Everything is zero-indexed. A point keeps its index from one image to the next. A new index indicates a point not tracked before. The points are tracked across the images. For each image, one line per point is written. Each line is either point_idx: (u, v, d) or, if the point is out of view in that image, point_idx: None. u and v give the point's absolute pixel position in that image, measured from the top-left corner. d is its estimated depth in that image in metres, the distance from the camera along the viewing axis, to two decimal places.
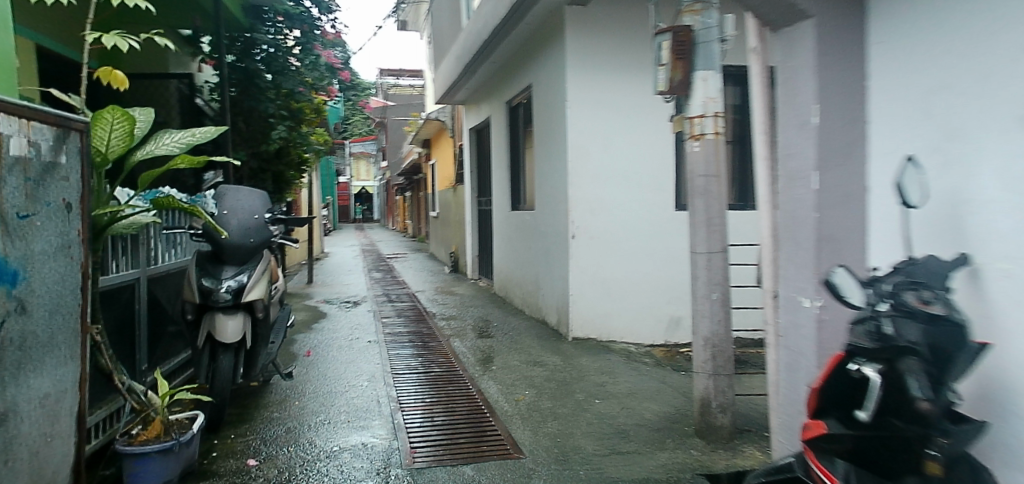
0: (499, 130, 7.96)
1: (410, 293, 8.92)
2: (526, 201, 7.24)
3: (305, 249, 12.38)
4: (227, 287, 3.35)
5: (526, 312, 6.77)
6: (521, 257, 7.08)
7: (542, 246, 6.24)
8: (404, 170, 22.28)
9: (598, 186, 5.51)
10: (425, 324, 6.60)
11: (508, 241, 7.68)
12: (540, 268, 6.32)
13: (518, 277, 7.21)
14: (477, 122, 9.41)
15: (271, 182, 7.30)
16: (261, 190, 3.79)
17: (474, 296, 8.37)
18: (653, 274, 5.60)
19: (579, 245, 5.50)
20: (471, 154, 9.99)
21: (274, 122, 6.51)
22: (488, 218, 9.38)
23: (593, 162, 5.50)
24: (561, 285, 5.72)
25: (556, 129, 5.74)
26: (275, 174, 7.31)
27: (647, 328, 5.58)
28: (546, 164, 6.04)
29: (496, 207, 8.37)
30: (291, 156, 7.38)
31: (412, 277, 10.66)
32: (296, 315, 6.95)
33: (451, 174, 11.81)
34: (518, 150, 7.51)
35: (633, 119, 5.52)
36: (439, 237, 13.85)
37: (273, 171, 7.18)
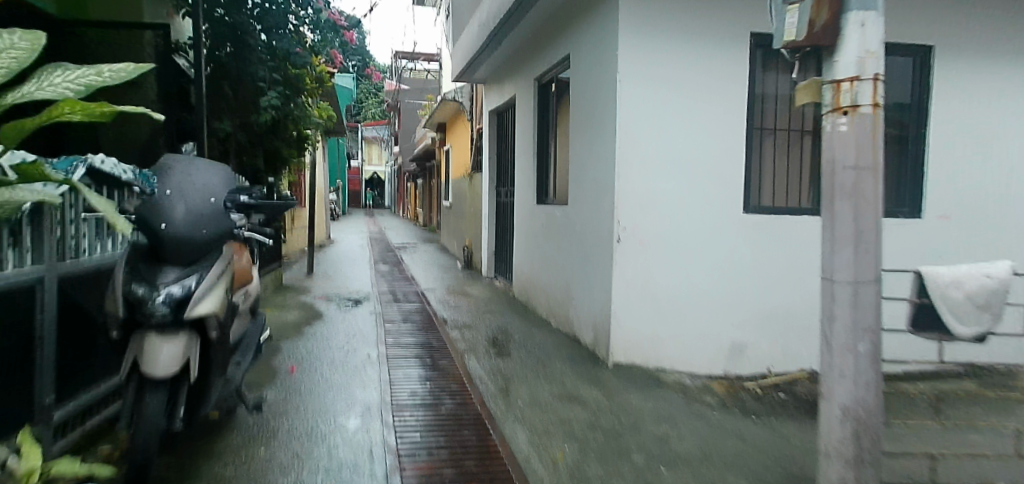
0: (525, 112, 6.95)
1: (418, 292, 7.98)
2: (555, 194, 6.26)
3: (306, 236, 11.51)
4: (165, 297, 2.35)
5: (552, 324, 5.83)
6: (547, 259, 6.10)
7: (576, 249, 5.26)
8: (417, 156, 21.40)
9: (651, 182, 4.50)
10: (434, 332, 5.66)
11: (531, 239, 6.69)
12: (572, 274, 5.34)
13: (543, 282, 6.24)
14: (499, 104, 8.40)
15: (264, 160, 6.37)
16: (224, 166, 2.80)
17: (490, 299, 7.44)
18: (712, 291, 4.64)
19: (625, 253, 4.50)
20: (491, 138, 9.01)
21: (265, 87, 5.54)
22: (508, 211, 8.41)
23: (647, 149, 4.47)
24: (599, 298, 4.75)
25: (599, 109, 4.73)
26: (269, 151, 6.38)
27: (702, 356, 4.64)
28: (585, 152, 5.04)
29: (517, 200, 7.39)
30: (288, 132, 6.44)
31: (421, 273, 9.74)
32: (288, 315, 6.06)
33: (467, 161, 10.82)
34: (547, 135, 6.51)
35: (697, 99, 4.50)
36: (451, 229, 12.92)
37: (267, 147, 6.25)
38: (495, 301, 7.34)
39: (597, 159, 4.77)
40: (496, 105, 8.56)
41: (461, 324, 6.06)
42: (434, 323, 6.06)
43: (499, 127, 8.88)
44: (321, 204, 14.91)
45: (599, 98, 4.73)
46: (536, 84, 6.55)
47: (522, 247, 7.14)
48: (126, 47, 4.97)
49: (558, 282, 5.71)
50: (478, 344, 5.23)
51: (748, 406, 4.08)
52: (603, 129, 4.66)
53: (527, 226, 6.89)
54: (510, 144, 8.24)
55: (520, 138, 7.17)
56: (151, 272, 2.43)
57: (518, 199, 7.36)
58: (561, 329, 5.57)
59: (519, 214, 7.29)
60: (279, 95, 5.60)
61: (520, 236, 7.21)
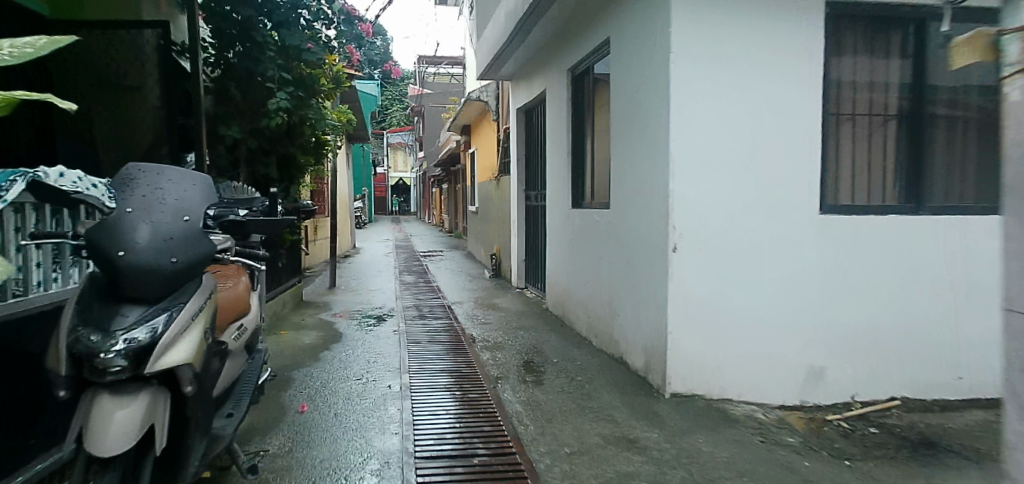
0: (557, 106, 6.36)
1: (445, 305, 7.46)
2: (592, 196, 5.66)
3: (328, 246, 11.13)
4: (124, 345, 1.83)
5: (593, 343, 5.21)
6: (586, 270, 5.49)
7: (621, 259, 4.64)
8: (441, 161, 20.99)
9: (712, 181, 3.84)
10: (462, 354, 5.11)
11: (566, 247, 6.09)
12: (617, 288, 4.72)
13: (581, 294, 5.64)
14: (527, 100, 7.83)
15: (278, 168, 5.94)
16: (202, 175, 2.31)
17: (521, 312, 6.87)
18: (784, 307, 3.95)
19: (682, 265, 3.84)
20: (519, 138, 8.45)
21: (273, 88, 5.07)
22: (538, 216, 7.84)
23: (707, 143, 3.81)
24: (651, 317, 4.11)
25: (647, 98, 4.10)
26: (282, 158, 5.94)
27: (772, 383, 3.97)
28: (630, 148, 4.42)
29: (550, 203, 6.80)
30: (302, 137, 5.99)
31: (448, 283, 9.24)
32: (305, 336, 5.59)
33: (493, 162, 10.28)
34: (582, 131, 5.90)
35: (765, 80, 3.83)
36: (478, 235, 12.40)
37: (280, 154, 5.81)
38: (528, 314, 6.75)
39: (646, 155, 4.14)
40: (525, 102, 8.00)
41: (492, 342, 5.50)
42: (464, 344, 5.49)
43: (528, 126, 8.32)
44: (345, 212, 14.59)
45: (647, 84, 4.09)
46: (570, 74, 5.95)
47: (556, 255, 6.55)
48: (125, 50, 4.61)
49: (600, 296, 5.10)
50: (512, 368, 4.65)
51: (838, 447, 3.39)
52: (653, 119, 4.02)
53: (561, 232, 6.30)
54: (541, 143, 7.66)
55: (552, 136, 6.58)
56: (107, 312, 1.91)
57: (550, 202, 6.77)
58: (605, 350, 4.95)
59: (551, 219, 6.70)
60: (289, 97, 5.15)
61: (553, 243, 6.61)
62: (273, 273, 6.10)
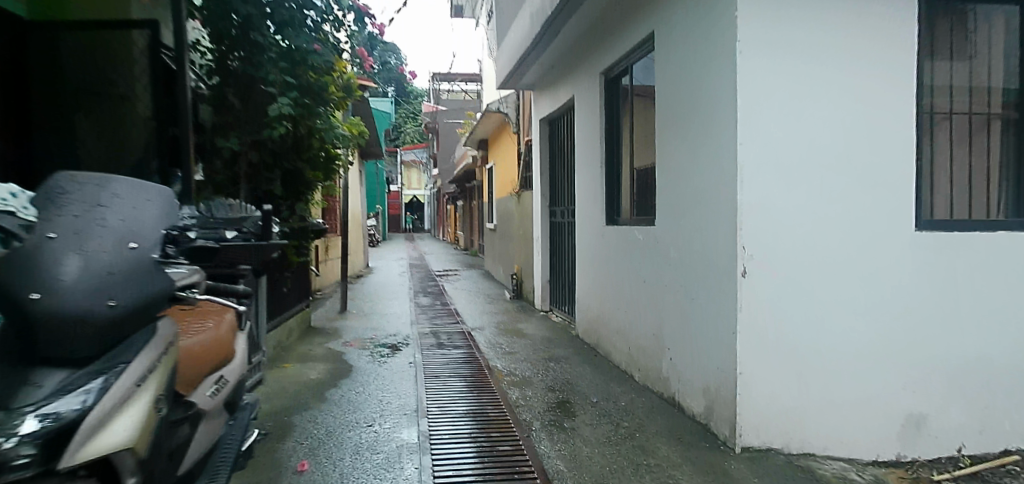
0: (587, 114, 5.81)
1: (464, 332, 6.86)
2: (631, 212, 5.07)
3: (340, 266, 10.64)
4: (31, 428, 1.24)
5: (636, 379, 4.57)
6: (626, 295, 4.87)
7: (672, 284, 4.01)
8: (457, 178, 20.62)
9: (788, 191, 3.21)
10: (488, 392, 4.49)
11: (600, 269, 5.48)
12: (666, 316, 4.09)
13: (620, 322, 5.01)
14: (552, 109, 7.31)
15: (284, 184, 5.45)
16: (162, 186, 1.82)
17: (549, 340, 6.25)
18: (878, 342, 3.27)
19: (753, 292, 3.20)
20: (542, 151, 7.92)
21: (275, 92, 4.61)
22: (565, 234, 7.26)
23: (781, 146, 3.21)
24: (713, 354, 3.48)
25: (704, 96, 3.52)
26: (289, 173, 5.46)
27: (865, 433, 3.28)
28: (683, 156, 3.84)
29: (579, 219, 6.23)
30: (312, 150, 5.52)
31: (467, 306, 8.65)
32: (311, 369, 5.02)
33: (514, 177, 9.76)
34: (618, 141, 5.34)
35: (850, 72, 3.23)
36: (497, 253, 11.84)
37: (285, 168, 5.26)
38: (557, 342, 6.13)
39: (705, 162, 3.54)
40: (549, 111, 7.48)
41: (520, 378, 4.87)
42: (488, 379, 4.87)
43: (552, 138, 7.80)
44: (358, 230, 14.16)
45: (704, 80, 3.52)
46: (604, 78, 5.42)
47: (587, 277, 5.94)
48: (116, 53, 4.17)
49: (645, 325, 4.47)
50: (545, 411, 4.02)
51: None
52: (712, 120, 3.43)
53: (594, 251, 5.70)
54: (567, 155, 7.13)
55: (582, 146, 6.03)
56: (10, 382, 1.32)
57: (580, 218, 6.19)
58: (651, 388, 4.31)
59: (582, 237, 6.11)
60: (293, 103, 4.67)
61: (584, 264, 6.02)
62: (277, 300, 5.57)
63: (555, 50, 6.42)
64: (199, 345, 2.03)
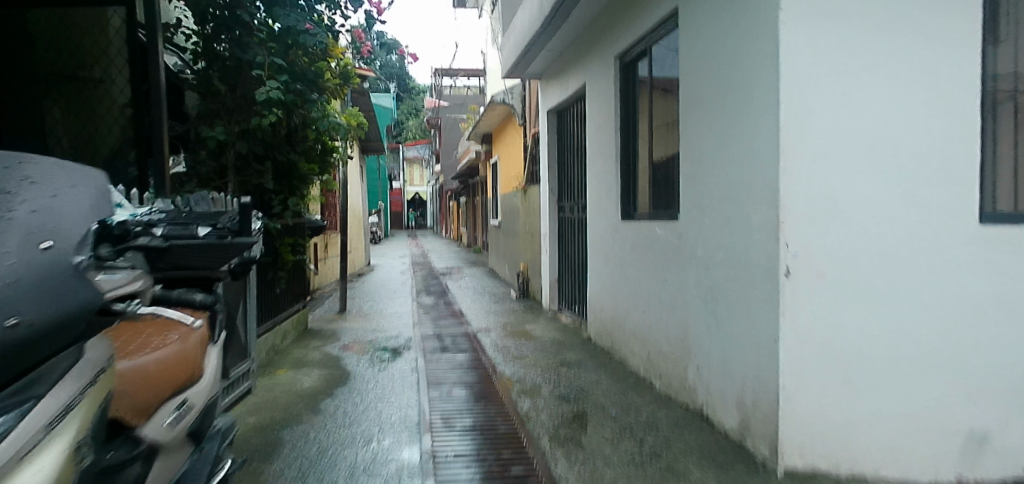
0: (601, 100, 5.44)
1: (469, 333, 6.51)
2: (648, 206, 4.71)
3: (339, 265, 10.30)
4: None
5: (657, 388, 4.20)
6: (644, 296, 4.50)
7: (699, 285, 3.64)
8: (460, 174, 20.26)
9: (835, 180, 2.84)
10: (496, 401, 4.14)
11: (614, 267, 5.13)
12: (692, 319, 3.73)
13: (637, 325, 4.64)
14: (561, 99, 6.95)
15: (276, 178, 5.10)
16: (97, 170, 1.53)
17: (559, 342, 5.90)
18: (940, 350, 2.88)
19: (797, 295, 2.83)
20: (550, 143, 7.56)
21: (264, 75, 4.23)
22: (574, 230, 6.90)
23: (829, 129, 2.84)
24: (749, 364, 3.12)
25: (738, 76, 3.15)
26: (282, 165, 5.11)
27: (926, 450, 2.89)
28: (712, 143, 3.47)
29: (591, 214, 5.88)
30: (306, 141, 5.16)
31: (471, 306, 8.31)
32: (305, 376, 4.68)
33: (520, 172, 9.40)
34: (634, 130, 4.98)
35: (910, 44, 2.83)
36: (501, 251, 11.50)
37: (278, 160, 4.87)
38: (567, 344, 5.79)
39: (739, 150, 3.17)
40: (558, 102, 7.12)
41: (530, 384, 4.51)
42: (496, 386, 4.52)
43: (560, 130, 7.44)
44: (358, 227, 13.83)
45: (738, 58, 3.15)
46: (618, 62, 5.06)
47: (600, 276, 5.58)
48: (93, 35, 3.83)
49: (667, 329, 4.11)
50: (559, 424, 3.66)
51: None
52: (748, 102, 3.06)
53: (607, 248, 5.34)
54: (577, 146, 6.77)
55: (594, 137, 5.67)
56: None
57: (591, 213, 5.83)
58: (674, 398, 3.95)
59: (593, 233, 5.76)
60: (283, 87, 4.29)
61: (596, 262, 5.66)
62: (269, 301, 5.24)
63: (564, 34, 6.05)
64: (154, 364, 1.67)
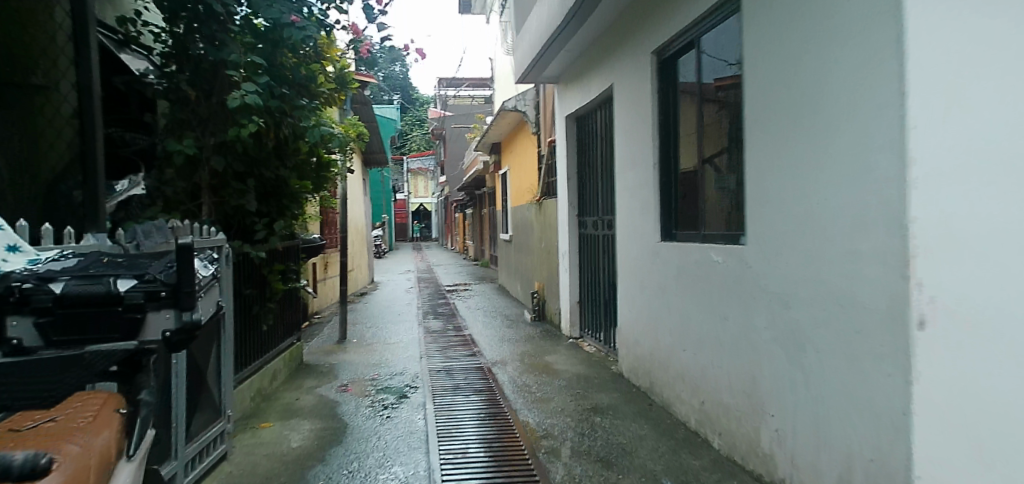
0: (632, 103, 4.78)
1: (482, 367, 5.79)
2: (696, 226, 4.02)
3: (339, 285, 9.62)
4: None
5: (718, 448, 3.47)
6: (695, 332, 3.79)
7: (775, 327, 2.94)
8: (465, 185, 19.62)
9: (990, 193, 2.07)
10: (522, 464, 3.42)
11: (653, 295, 4.43)
12: (765, 368, 3.02)
13: (686, 365, 3.91)
14: (581, 104, 6.31)
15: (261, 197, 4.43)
16: None
17: (585, 380, 5.18)
18: None
19: (940, 352, 2.07)
20: (568, 152, 6.92)
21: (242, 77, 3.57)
22: (599, 249, 6.23)
23: (982, 124, 2.08)
24: (861, 439, 2.38)
25: (835, 64, 2.46)
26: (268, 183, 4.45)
27: None
28: (794, 151, 2.78)
29: (620, 232, 5.20)
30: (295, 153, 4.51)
31: (483, 332, 7.62)
32: (295, 430, 3.97)
33: (533, 183, 8.75)
34: (674, 137, 4.30)
35: None
36: (513, 268, 10.82)
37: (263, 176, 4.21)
38: (596, 382, 5.08)
39: (838, 160, 2.47)
40: (578, 106, 6.47)
41: (559, 438, 3.80)
42: (518, 440, 3.80)
43: (580, 137, 6.81)
44: (359, 244, 13.19)
45: (835, 41, 2.46)
46: (656, 58, 4.39)
47: (634, 303, 4.87)
48: (36, 32, 3.21)
49: (728, 376, 3.39)
50: None
51: None
52: (853, 96, 2.36)
53: (643, 273, 4.65)
54: (600, 156, 6.12)
55: (623, 145, 5.01)
56: None
57: (621, 232, 5.16)
58: (744, 464, 3.21)
59: (625, 255, 5.07)
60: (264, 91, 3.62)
61: (627, 287, 4.98)
62: (255, 339, 4.57)
63: (588, 31, 5.41)
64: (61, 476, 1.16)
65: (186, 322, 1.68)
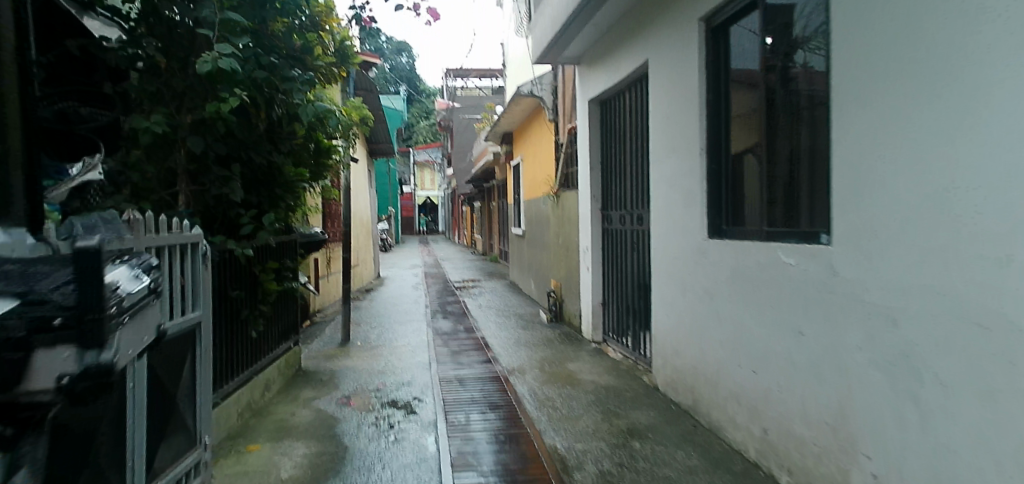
0: (672, 82, 4.22)
1: (498, 376, 5.26)
2: (755, 223, 3.45)
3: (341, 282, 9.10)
4: None
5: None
6: (757, 345, 3.24)
7: (873, 348, 2.39)
8: (474, 177, 19.08)
9: None
10: None
11: (698, 300, 3.89)
12: (858, 398, 2.48)
13: (743, 384, 3.36)
14: (607, 86, 5.74)
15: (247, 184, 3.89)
16: None
17: (615, 393, 4.64)
18: None
19: None
20: (592, 140, 6.36)
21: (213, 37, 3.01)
22: (628, 247, 5.68)
23: None
24: None
25: (970, 14, 1.90)
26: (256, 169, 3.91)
27: None
28: (902, 127, 2.21)
29: (654, 228, 4.66)
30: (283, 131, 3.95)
31: (497, 335, 7.10)
32: (290, 456, 3.44)
33: (549, 174, 8.19)
34: (725, 119, 3.74)
35: None
36: (526, 265, 10.30)
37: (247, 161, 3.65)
38: (627, 397, 4.55)
39: (975, 134, 1.89)
40: (603, 89, 5.91)
41: (591, 468, 3.26)
42: (544, 469, 3.25)
43: (605, 123, 6.23)
44: (365, 238, 12.67)
45: None
46: (703, 28, 3.81)
47: (671, 307, 4.34)
48: None
49: (803, 401, 2.85)
50: None
51: None
52: (996, 53, 1.80)
53: (684, 274, 4.11)
54: (629, 144, 5.58)
55: (660, 131, 4.46)
56: None
57: (655, 228, 4.62)
58: None
59: (660, 254, 4.54)
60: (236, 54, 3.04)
61: (663, 290, 4.45)
62: (244, 346, 4.07)
63: (619, 2, 4.83)
64: None
65: (91, 364, 1.12)
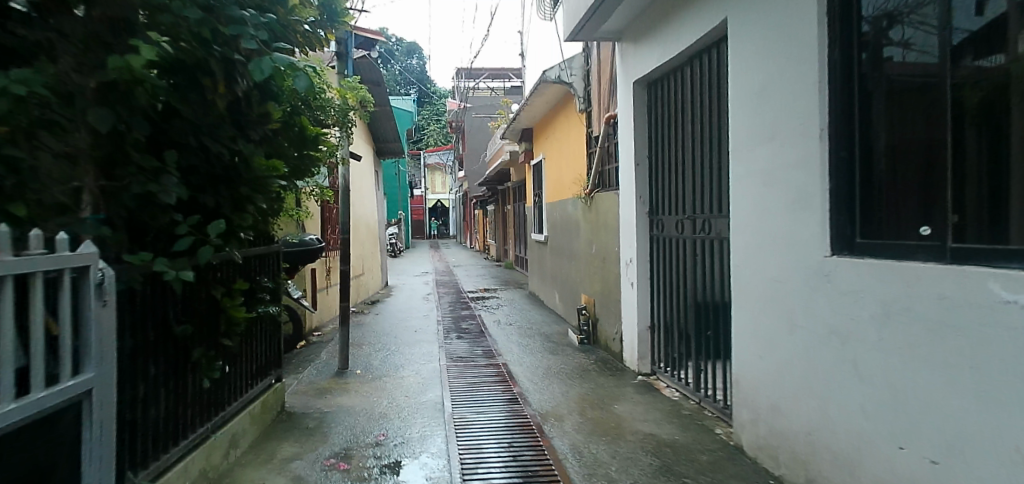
0: (769, 43, 3.18)
1: (528, 424, 4.19)
2: (918, 235, 2.38)
3: (335, 296, 8.07)
4: None
5: None
6: (941, 420, 2.15)
7: None
8: (488, 180, 18.06)
9: None
10: None
11: (823, 340, 2.82)
12: None
13: (914, 474, 2.29)
14: (661, 63, 4.70)
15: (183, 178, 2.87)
16: None
17: (686, 456, 3.54)
18: None
19: None
20: (638, 130, 5.30)
21: None
22: (688, 260, 4.61)
23: None
24: None
25: None
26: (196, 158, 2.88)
27: None
28: None
29: (738, 238, 3.63)
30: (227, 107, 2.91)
31: (521, 362, 6.07)
32: None
33: (579, 172, 7.14)
34: (860, 85, 2.67)
35: None
36: (551, 276, 9.23)
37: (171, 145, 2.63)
38: (703, 462, 3.44)
39: None
40: (654, 68, 4.87)
41: None
42: None
43: (655, 110, 5.18)
44: (372, 246, 11.67)
45: None
46: None
47: (772, 342, 3.28)
48: None
49: None
50: None
51: None
52: None
53: (794, 302, 3.06)
54: (690, 133, 4.54)
55: (747, 110, 3.43)
56: None
57: (741, 237, 3.59)
58: None
59: (750, 272, 3.50)
60: None
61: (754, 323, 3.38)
62: (195, 400, 3.06)
63: None
64: None
65: None
